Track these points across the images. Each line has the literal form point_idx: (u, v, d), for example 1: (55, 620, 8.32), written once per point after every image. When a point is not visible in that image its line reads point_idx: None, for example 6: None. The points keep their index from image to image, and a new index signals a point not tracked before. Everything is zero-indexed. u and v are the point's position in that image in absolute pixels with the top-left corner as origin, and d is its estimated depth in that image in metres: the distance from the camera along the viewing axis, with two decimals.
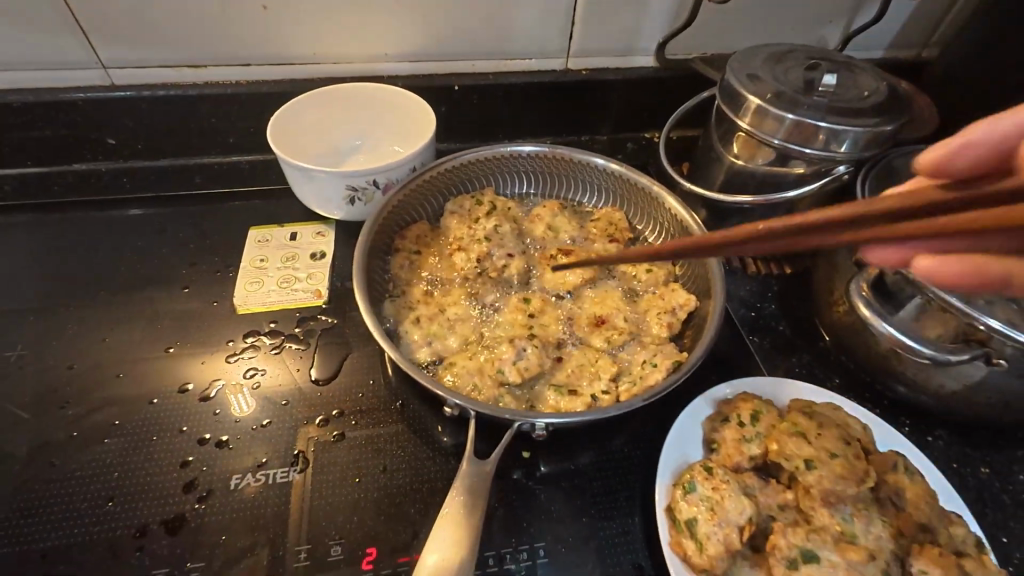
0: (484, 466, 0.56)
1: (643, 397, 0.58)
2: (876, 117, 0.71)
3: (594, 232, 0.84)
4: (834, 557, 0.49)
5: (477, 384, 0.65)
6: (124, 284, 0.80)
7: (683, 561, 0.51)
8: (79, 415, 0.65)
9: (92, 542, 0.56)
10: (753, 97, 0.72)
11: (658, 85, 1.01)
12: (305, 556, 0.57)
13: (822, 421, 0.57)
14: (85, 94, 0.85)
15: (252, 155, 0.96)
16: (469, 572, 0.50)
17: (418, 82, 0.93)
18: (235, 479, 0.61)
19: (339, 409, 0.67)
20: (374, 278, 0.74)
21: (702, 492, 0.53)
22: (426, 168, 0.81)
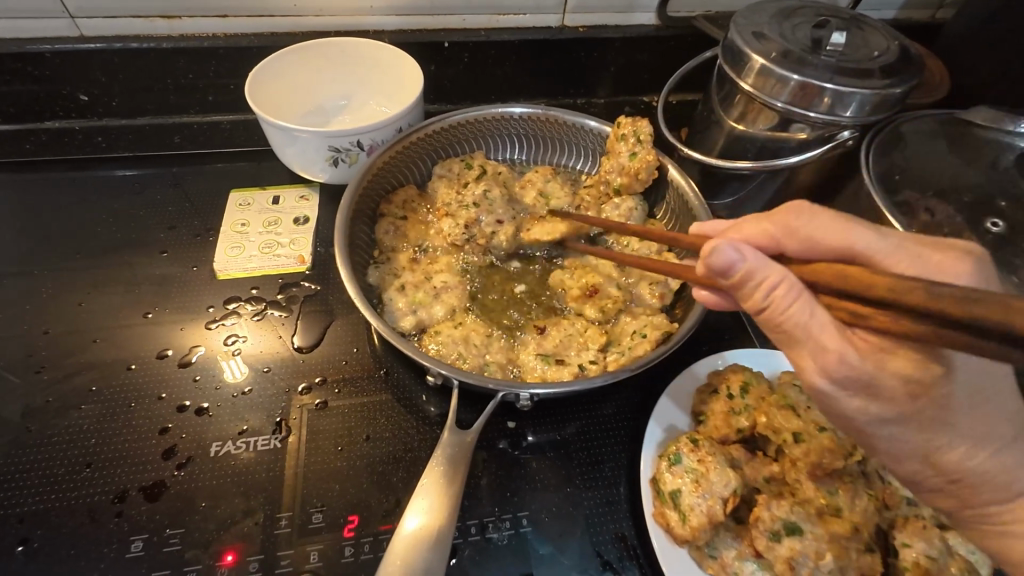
0: (466, 436, 0.55)
1: (631, 367, 0.57)
2: (885, 79, 0.67)
3: (586, 199, 0.80)
4: (817, 530, 0.48)
5: (462, 353, 0.64)
6: (100, 247, 0.77)
7: (665, 531, 0.51)
8: (54, 380, 0.64)
9: (69, 507, 0.55)
10: (758, 56, 0.69)
11: (658, 45, 0.96)
12: (286, 523, 0.56)
13: (813, 393, 0.55)
14: (52, 46, 0.80)
15: (232, 113, 0.92)
16: (449, 538, 0.49)
17: (406, 38, 0.88)
18: (215, 447, 0.60)
19: (323, 376, 0.66)
20: (358, 244, 0.72)
21: (687, 464, 0.52)
22: (413, 130, 0.78)
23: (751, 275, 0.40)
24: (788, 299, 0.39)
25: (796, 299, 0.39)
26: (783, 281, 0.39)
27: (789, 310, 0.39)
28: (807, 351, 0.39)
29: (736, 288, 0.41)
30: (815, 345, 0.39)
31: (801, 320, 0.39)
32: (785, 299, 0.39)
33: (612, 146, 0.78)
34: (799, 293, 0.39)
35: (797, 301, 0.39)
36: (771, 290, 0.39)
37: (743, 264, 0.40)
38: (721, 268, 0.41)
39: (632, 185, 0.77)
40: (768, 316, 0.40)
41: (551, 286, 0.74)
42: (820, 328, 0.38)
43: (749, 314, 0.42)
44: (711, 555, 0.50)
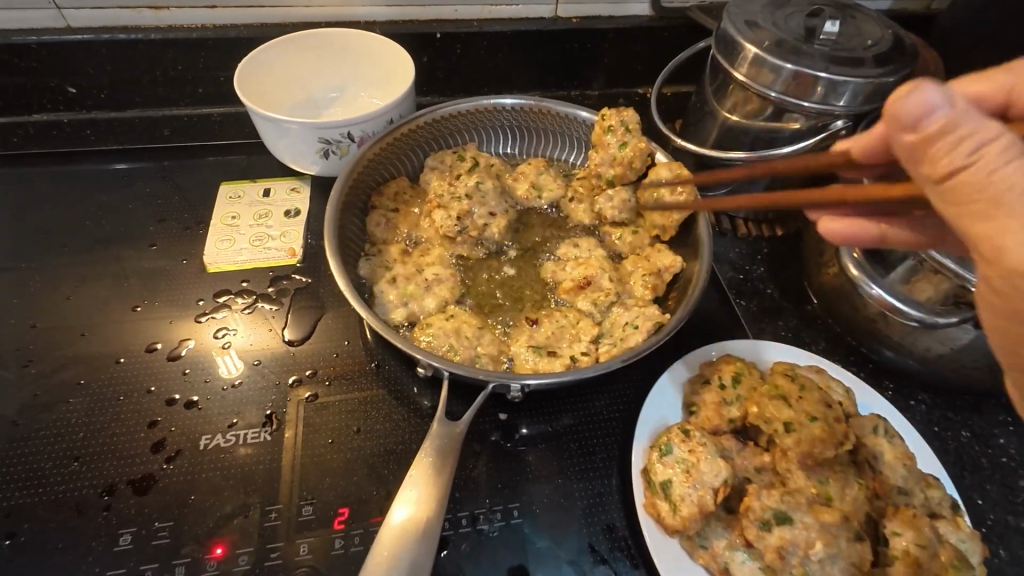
0: (456, 427, 0.55)
1: (622, 358, 0.57)
2: (878, 67, 0.67)
3: (579, 191, 0.80)
4: (807, 519, 0.48)
5: (453, 344, 0.63)
6: (89, 241, 0.76)
7: (657, 522, 0.51)
8: (42, 373, 0.63)
9: (57, 501, 0.55)
10: (751, 46, 0.68)
11: (651, 37, 0.95)
12: (275, 516, 0.56)
13: (805, 382, 0.55)
14: (39, 38, 0.79)
15: (223, 106, 0.91)
16: (437, 530, 0.49)
17: (397, 29, 0.87)
18: (204, 440, 0.60)
19: (314, 370, 0.66)
20: (348, 237, 0.71)
21: (678, 454, 0.52)
22: (404, 121, 0.77)
23: (957, 124, 0.34)
24: (999, 156, 0.34)
25: (1007, 162, 0.34)
26: (994, 143, 0.34)
27: (982, 180, 0.34)
28: (991, 214, 0.35)
29: (915, 147, 0.36)
30: (989, 249, 0.36)
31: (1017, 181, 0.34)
32: (965, 150, 0.34)
33: (599, 138, 0.78)
34: (1009, 157, 0.34)
35: (1014, 165, 0.34)
36: (982, 145, 0.34)
37: (949, 112, 0.34)
38: (914, 118, 0.35)
39: (625, 174, 0.77)
40: (962, 181, 0.35)
41: (544, 278, 0.73)
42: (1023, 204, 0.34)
43: (928, 189, 0.37)
44: (702, 545, 0.50)
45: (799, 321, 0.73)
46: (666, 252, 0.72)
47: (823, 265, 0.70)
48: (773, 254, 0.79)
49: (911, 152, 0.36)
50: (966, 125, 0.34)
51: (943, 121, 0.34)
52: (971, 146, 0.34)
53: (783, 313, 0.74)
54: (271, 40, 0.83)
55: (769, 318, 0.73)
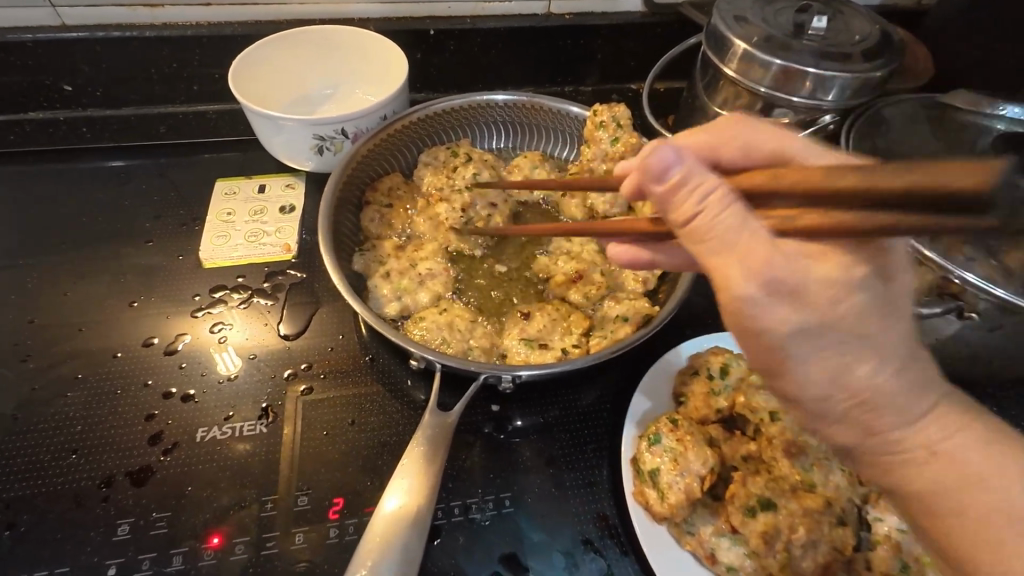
0: (447, 418, 0.55)
1: (611, 350, 0.58)
2: (865, 62, 0.68)
3: (572, 186, 0.81)
4: (791, 505, 0.49)
5: (446, 337, 0.64)
6: (86, 238, 0.77)
7: (645, 510, 0.52)
8: (41, 368, 0.64)
9: (56, 492, 0.56)
10: (740, 41, 0.69)
11: (644, 32, 0.96)
12: (271, 506, 0.57)
13: None
14: (34, 36, 0.80)
15: (218, 103, 0.92)
16: (429, 518, 0.50)
17: (391, 25, 0.88)
18: (201, 432, 0.61)
19: (309, 363, 0.67)
20: (342, 232, 0.72)
21: (666, 443, 0.53)
22: (397, 118, 0.78)
23: (689, 178, 0.35)
24: (723, 203, 0.35)
25: (729, 206, 0.34)
26: (716, 192, 0.35)
27: (709, 227, 0.35)
28: (714, 251, 0.35)
29: (665, 197, 0.37)
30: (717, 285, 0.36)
31: (732, 225, 0.34)
32: (694, 198, 0.35)
33: (591, 134, 0.79)
34: (729, 202, 0.35)
35: (728, 210, 0.34)
36: (708, 194, 0.35)
37: (683, 165, 0.36)
38: (656, 173, 0.36)
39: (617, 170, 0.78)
40: (698, 224, 0.35)
41: (536, 272, 0.74)
42: (735, 242, 0.34)
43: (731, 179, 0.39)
44: (689, 532, 0.51)
45: None
46: None
47: None
48: None
49: (662, 203, 0.37)
50: (696, 180, 0.35)
51: (677, 176, 0.36)
52: (700, 195, 0.35)
53: None
54: (265, 37, 0.83)
55: None
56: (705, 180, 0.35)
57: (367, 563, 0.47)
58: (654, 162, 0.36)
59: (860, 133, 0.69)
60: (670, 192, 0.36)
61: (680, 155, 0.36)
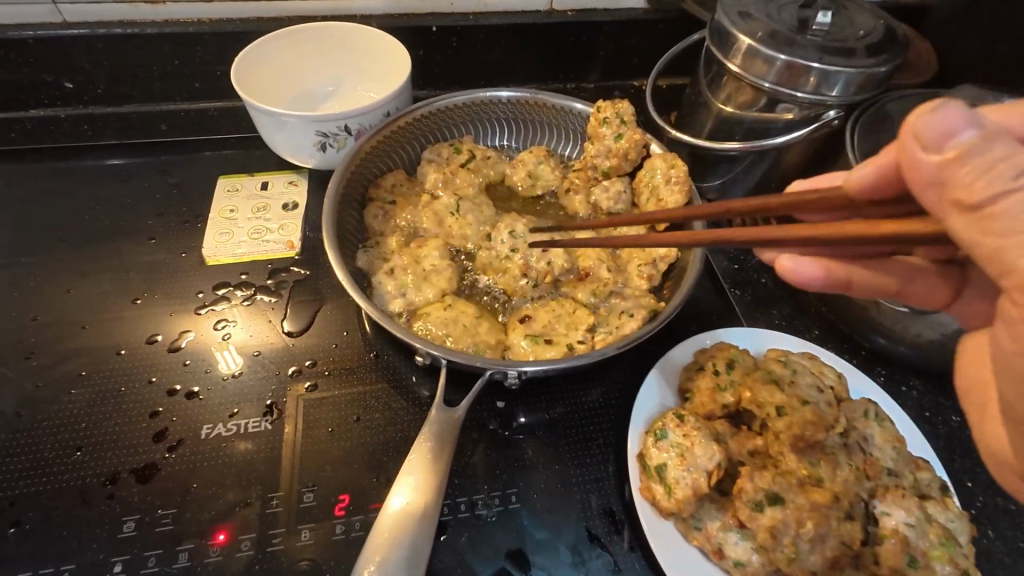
0: (453, 413, 0.55)
1: (617, 345, 0.57)
2: (870, 58, 0.67)
3: (576, 182, 0.80)
4: (798, 500, 0.49)
5: (450, 333, 0.64)
6: (88, 235, 0.77)
7: (652, 505, 0.52)
8: (44, 366, 0.64)
9: (61, 490, 0.56)
10: (744, 36, 0.69)
11: (647, 29, 0.96)
12: (277, 502, 0.57)
13: (796, 368, 0.56)
14: (35, 33, 0.79)
15: (220, 101, 0.91)
16: (435, 515, 0.50)
17: (393, 22, 0.88)
18: (206, 429, 0.60)
19: (313, 360, 0.66)
20: (346, 229, 0.72)
21: (672, 439, 0.53)
22: (401, 114, 0.78)
23: (979, 148, 0.32)
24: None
25: None
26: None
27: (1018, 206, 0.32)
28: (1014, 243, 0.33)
29: (943, 171, 0.33)
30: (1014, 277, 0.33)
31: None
32: (999, 172, 0.32)
33: (594, 130, 0.78)
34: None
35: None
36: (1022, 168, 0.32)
37: (973, 132, 0.32)
38: (938, 139, 0.33)
39: (621, 166, 0.78)
40: (1006, 206, 0.32)
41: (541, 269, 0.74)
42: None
43: (954, 219, 0.34)
44: (696, 527, 0.51)
45: (792, 309, 0.74)
46: None
47: None
48: None
49: (937, 177, 0.34)
50: (989, 153, 0.32)
51: (965, 145, 0.32)
52: (1014, 168, 0.32)
53: (778, 302, 0.75)
54: (268, 34, 0.83)
55: (763, 307, 0.74)
56: (996, 153, 0.32)
57: (374, 560, 0.47)
58: (937, 127, 0.32)
59: (864, 128, 0.70)
60: (949, 164, 0.33)
61: (963, 118, 0.32)
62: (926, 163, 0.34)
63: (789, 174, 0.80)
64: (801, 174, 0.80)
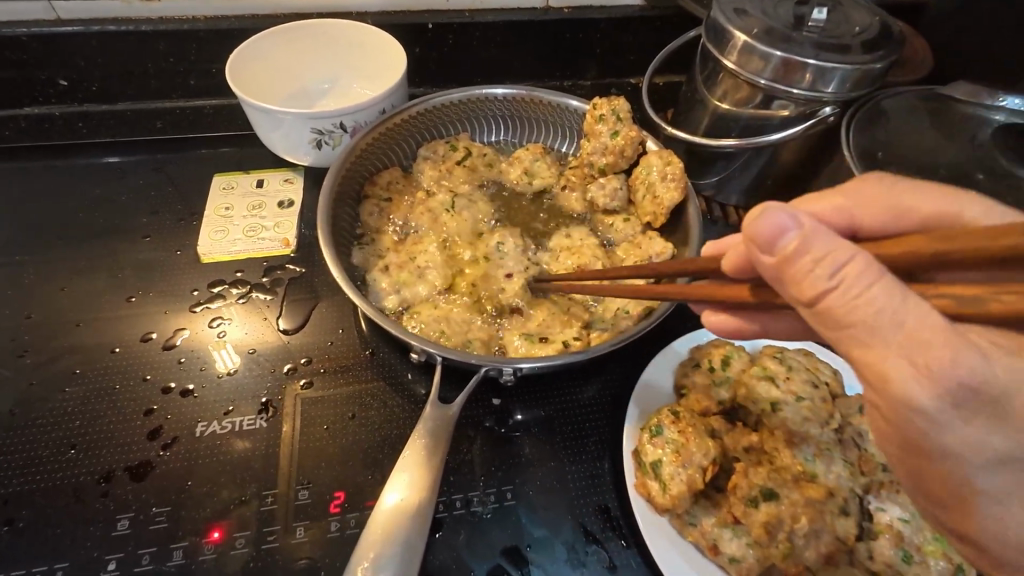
0: (448, 410, 0.55)
1: (612, 341, 0.57)
2: (866, 54, 0.67)
3: (572, 179, 0.80)
4: (793, 496, 0.49)
5: (445, 330, 0.64)
6: (83, 233, 0.77)
7: (647, 501, 0.52)
8: (38, 364, 0.64)
9: (55, 488, 0.56)
10: (740, 33, 0.69)
11: (644, 25, 0.96)
12: (271, 500, 0.56)
13: (791, 364, 0.56)
14: (28, 30, 0.79)
15: (215, 98, 0.91)
16: (428, 513, 0.50)
17: (389, 19, 0.88)
18: (201, 426, 0.60)
19: (309, 357, 0.66)
20: (341, 226, 0.72)
21: (668, 435, 0.53)
22: (396, 112, 0.77)
23: (807, 247, 0.35)
24: (862, 277, 0.33)
25: (868, 283, 0.33)
26: (852, 265, 0.34)
27: (846, 303, 0.34)
28: (856, 332, 0.34)
29: (779, 268, 0.36)
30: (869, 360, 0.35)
31: (878, 303, 0.33)
32: (823, 273, 0.34)
33: (590, 127, 0.78)
34: (875, 275, 0.33)
35: (876, 285, 0.33)
36: (841, 266, 0.34)
37: (797, 234, 0.35)
38: (768, 240, 0.36)
39: (617, 163, 0.78)
40: (832, 303, 0.34)
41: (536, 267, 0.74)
42: (895, 330, 0.33)
43: (801, 307, 0.37)
44: (692, 523, 0.51)
45: None
46: (657, 240, 0.72)
47: None
48: None
49: (775, 275, 0.37)
50: (815, 250, 0.34)
51: (790, 247, 0.35)
52: (833, 266, 0.34)
53: None
54: (263, 31, 0.83)
55: None
56: (822, 247, 0.34)
57: (365, 558, 0.47)
58: (763, 230, 0.36)
59: (859, 126, 0.70)
60: (781, 266, 0.36)
61: (786, 221, 0.36)
62: (766, 263, 0.37)
63: (785, 171, 0.80)
64: (798, 170, 0.80)
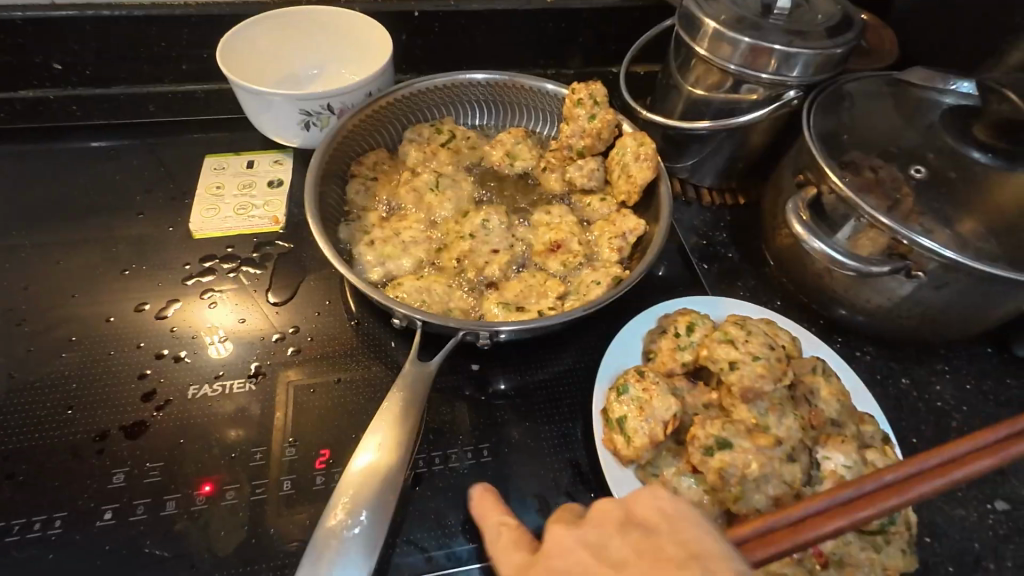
0: (425, 369, 0.57)
1: (584, 308, 0.61)
2: (828, 40, 0.71)
3: (551, 161, 0.83)
4: (745, 444, 0.52)
5: (426, 300, 0.67)
6: (78, 211, 0.79)
7: (614, 454, 0.55)
8: (35, 331, 0.66)
9: (52, 445, 0.58)
10: (710, 20, 0.72)
11: (624, 15, 0.99)
12: (260, 457, 0.59)
13: (751, 329, 0.60)
14: (23, 13, 0.81)
15: (207, 83, 0.93)
16: (399, 473, 0.51)
17: (376, 6, 0.90)
18: (193, 389, 0.63)
19: (296, 326, 0.70)
20: (329, 203, 0.75)
21: (632, 393, 0.56)
22: (382, 94, 0.80)
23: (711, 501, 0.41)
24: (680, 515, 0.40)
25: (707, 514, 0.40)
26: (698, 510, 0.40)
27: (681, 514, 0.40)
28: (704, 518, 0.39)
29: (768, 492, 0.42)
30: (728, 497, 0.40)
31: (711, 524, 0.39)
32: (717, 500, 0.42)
33: (569, 111, 0.81)
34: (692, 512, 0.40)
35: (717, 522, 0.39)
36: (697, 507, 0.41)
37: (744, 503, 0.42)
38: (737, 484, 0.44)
39: (594, 145, 0.81)
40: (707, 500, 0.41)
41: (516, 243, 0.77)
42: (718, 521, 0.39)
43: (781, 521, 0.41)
44: (654, 473, 0.55)
45: (756, 282, 0.78)
46: (630, 217, 0.75)
47: (778, 229, 0.75)
48: (735, 222, 0.85)
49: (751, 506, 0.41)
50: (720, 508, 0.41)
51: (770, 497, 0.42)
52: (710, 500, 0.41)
53: (742, 275, 0.79)
54: (251, 17, 0.85)
55: (728, 280, 0.78)
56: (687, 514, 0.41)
57: (333, 517, 0.47)
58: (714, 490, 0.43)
59: (821, 109, 0.73)
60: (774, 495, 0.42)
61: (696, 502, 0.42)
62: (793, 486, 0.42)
63: (755, 154, 0.83)
64: (767, 154, 0.84)
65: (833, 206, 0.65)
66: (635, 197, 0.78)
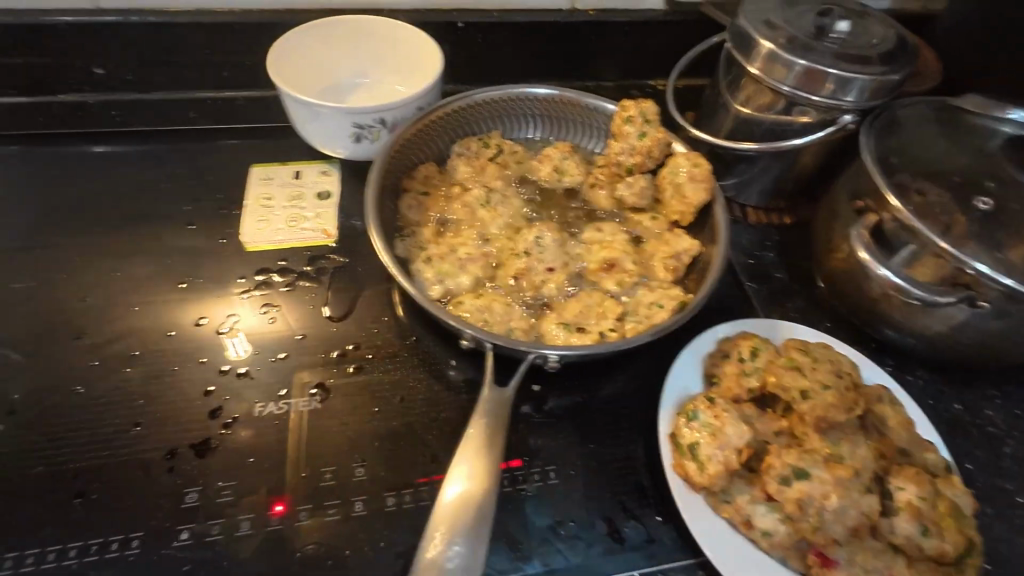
0: (503, 394, 0.57)
1: (649, 332, 0.61)
2: (883, 66, 0.71)
3: (601, 177, 0.83)
4: (822, 474, 0.53)
5: (487, 319, 0.67)
6: (126, 220, 0.79)
7: (684, 480, 0.56)
8: (94, 345, 0.66)
9: (121, 462, 0.58)
10: (766, 41, 0.72)
11: (666, 29, 0.99)
12: (330, 476, 0.60)
13: (817, 356, 0.61)
14: (72, 19, 0.81)
15: (249, 90, 0.93)
16: (492, 500, 0.51)
17: (422, 17, 0.90)
18: (258, 407, 0.63)
19: (355, 344, 0.69)
20: (385, 218, 0.75)
21: (703, 419, 0.57)
22: (434, 108, 0.80)
23: None
24: None
25: None
26: None
27: None
28: None
29: None
30: None
31: None
32: None
33: (619, 128, 0.82)
34: None
35: None
36: None
37: None
38: None
39: (644, 163, 0.81)
40: None
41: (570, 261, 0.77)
42: None
43: None
44: (726, 500, 0.55)
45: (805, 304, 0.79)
46: (684, 238, 0.76)
47: (831, 251, 0.75)
48: (782, 242, 0.86)
49: None
50: None
51: None
52: None
53: (792, 296, 0.80)
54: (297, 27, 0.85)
55: (779, 301, 0.79)
56: None
57: (432, 550, 0.48)
58: None
59: (876, 134, 0.73)
60: None
61: None
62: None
63: (804, 175, 0.84)
64: (817, 175, 0.85)
65: (894, 232, 0.66)
66: (687, 216, 0.78)
